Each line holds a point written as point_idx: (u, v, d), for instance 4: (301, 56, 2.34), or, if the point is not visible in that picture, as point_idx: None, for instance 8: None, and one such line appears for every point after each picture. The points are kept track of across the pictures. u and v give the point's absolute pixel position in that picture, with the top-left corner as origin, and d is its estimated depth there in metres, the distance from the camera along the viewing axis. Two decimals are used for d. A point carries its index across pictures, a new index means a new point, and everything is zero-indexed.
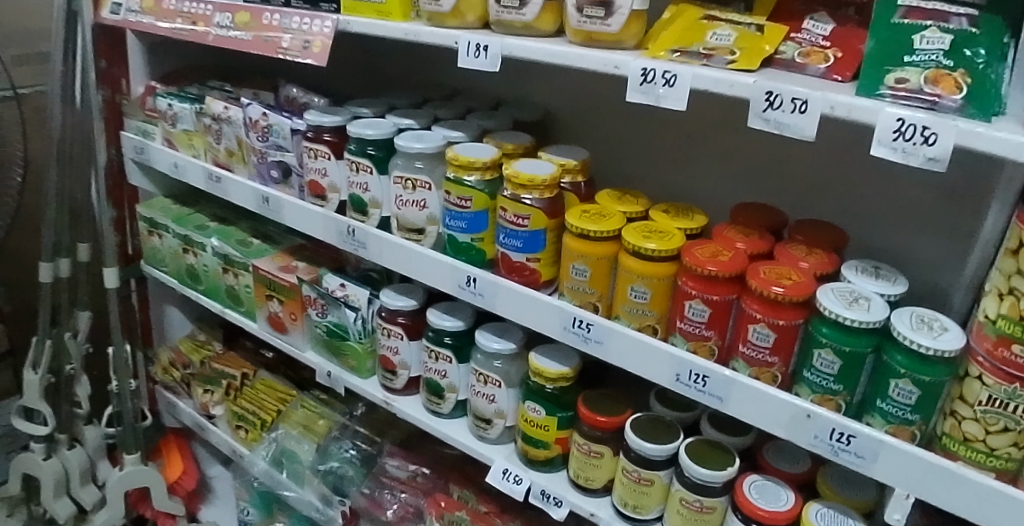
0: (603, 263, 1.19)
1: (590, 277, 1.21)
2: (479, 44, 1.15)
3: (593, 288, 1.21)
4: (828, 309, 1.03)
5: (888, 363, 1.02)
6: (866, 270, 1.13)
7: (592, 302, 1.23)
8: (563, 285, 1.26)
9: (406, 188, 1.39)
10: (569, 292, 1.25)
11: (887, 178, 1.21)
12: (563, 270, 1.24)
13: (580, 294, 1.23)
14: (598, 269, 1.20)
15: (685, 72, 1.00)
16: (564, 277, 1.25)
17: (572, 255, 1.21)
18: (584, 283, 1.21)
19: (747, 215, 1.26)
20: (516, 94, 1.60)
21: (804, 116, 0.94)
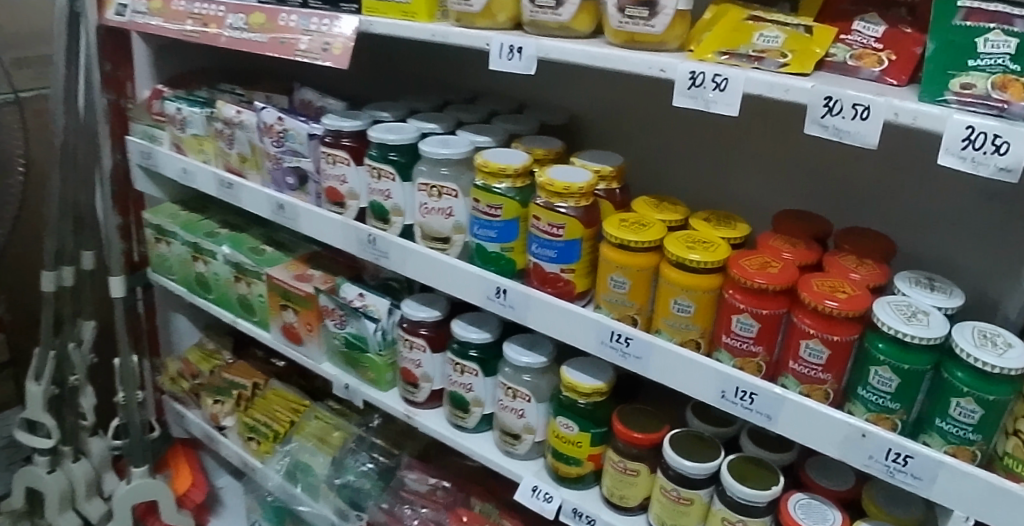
0: (643, 275, 1.14)
1: (630, 289, 1.15)
2: (512, 46, 1.09)
3: (633, 300, 1.16)
4: (885, 324, 0.97)
5: (948, 381, 0.96)
6: (920, 283, 1.08)
7: (631, 316, 1.17)
8: (599, 298, 1.20)
9: (431, 195, 1.32)
10: (605, 305, 1.19)
11: (938, 184, 1.16)
12: (600, 282, 1.19)
13: (618, 307, 1.17)
14: (638, 281, 1.14)
15: (736, 75, 0.93)
16: (601, 289, 1.19)
17: (610, 267, 1.15)
18: (623, 296, 1.16)
19: (790, 222, 1.20)
20: (542, 97, 1.55)
21: (866, 123, 0.86)
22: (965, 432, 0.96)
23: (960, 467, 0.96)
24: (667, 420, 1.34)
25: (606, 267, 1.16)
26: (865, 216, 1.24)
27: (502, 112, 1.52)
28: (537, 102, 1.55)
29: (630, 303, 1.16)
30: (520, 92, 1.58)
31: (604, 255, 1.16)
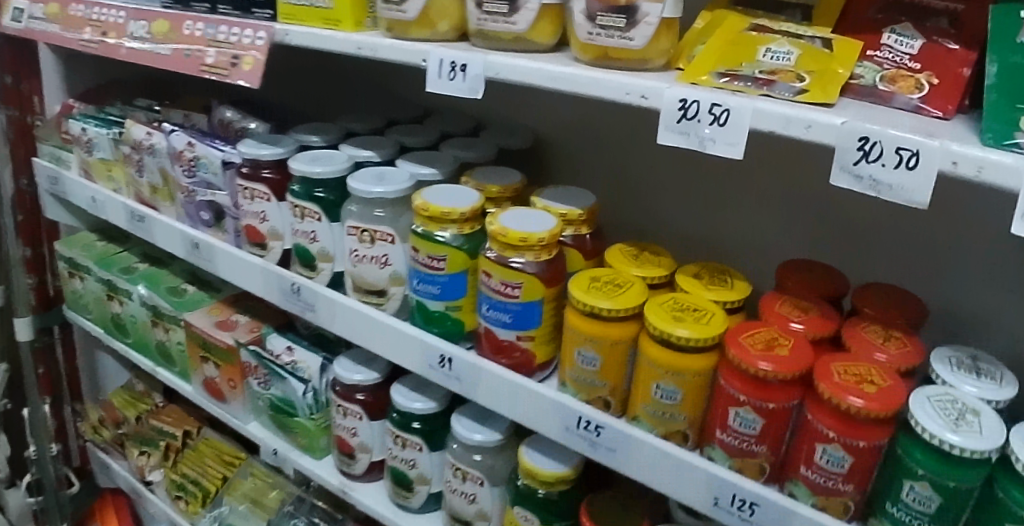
0: (618, 350, 0.90)
1: (601, 366, 0.91)
2: (452, 62, 0.85)
3: (605, 380, 0.92)
4: (925, 430, 0.73)
5: (1001, 501, 0.74)
6: (963, 366, 0.83)
7: (603, 398, 0.94)
8: (563, 374, 0.96)
9: (362, 240, 1.08)
10: (571, 383, 0.95)
11: (980, 234, 0.93)
12: (564, 356, 0.95)
13: (587, 389, 0.94)
14: (612, 357, 0.90)
15: (741, 105, 0.69)
16: (565, 363, 0.95)
17: (576, 338, 0.92)
18: (593, 374, 0.92)
19: (796, 276, 0.95)
20: (504, 116, 1.31)
21: (914, 174, 0.64)
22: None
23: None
24: (644, 512, 1.10)
25: (573, 339, 0.92)
26: (890, 269, 1.01)
27: (454, 134, 1.28)
28: (498, 121, 1.32)
29: (602, 384, 0.93)
30: (479, 109, 1.34)
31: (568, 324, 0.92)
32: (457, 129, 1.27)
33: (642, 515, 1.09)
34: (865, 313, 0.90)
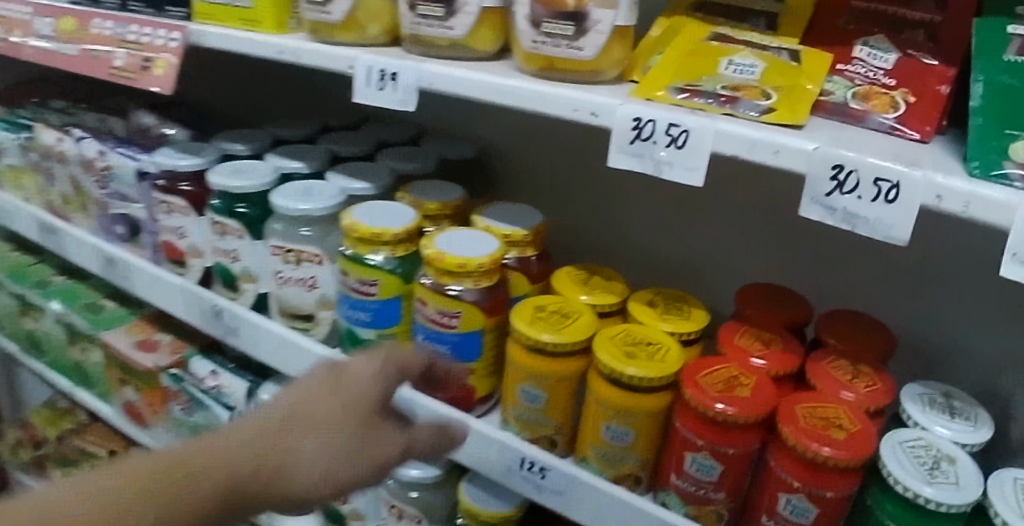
0: (565, 386, 0.81)
1: (547, 403, 0.82)
2: (383, 70, 0.76)
3: (551, 419, 0.83)
4: (892, 477, 0.65)
5: None
6: (935, 405, 0.74)
7: (551, 437, 0.84)
8: (507, 410, 0.86)
9: (287, 261, 0.97)
10: (516, 421, 0.85)
11: (963, 265, 0.84)
12: (508, 391, 0.85)
13: (534, 427, 0.84)
14: (559, 394, 0.81)
15: (702, 125, 0.62)
16: (509, 399, 0.85)
17: (519, 373, 0.82)
18: (537, 412, 0.83)
19: (758, 302, 0.87)
20: (444, 124, 1.19)
21: (892, 208, 0.57)
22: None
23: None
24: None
25: (515, 373, 0.82)
26: (865, 299, 0.91)
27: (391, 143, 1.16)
28: (434, 134, 1.18)
29: (549, 423, 0.83)
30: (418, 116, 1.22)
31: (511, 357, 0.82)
32: (394, 136, 1.15)
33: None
34: (829, 344, 0.82)
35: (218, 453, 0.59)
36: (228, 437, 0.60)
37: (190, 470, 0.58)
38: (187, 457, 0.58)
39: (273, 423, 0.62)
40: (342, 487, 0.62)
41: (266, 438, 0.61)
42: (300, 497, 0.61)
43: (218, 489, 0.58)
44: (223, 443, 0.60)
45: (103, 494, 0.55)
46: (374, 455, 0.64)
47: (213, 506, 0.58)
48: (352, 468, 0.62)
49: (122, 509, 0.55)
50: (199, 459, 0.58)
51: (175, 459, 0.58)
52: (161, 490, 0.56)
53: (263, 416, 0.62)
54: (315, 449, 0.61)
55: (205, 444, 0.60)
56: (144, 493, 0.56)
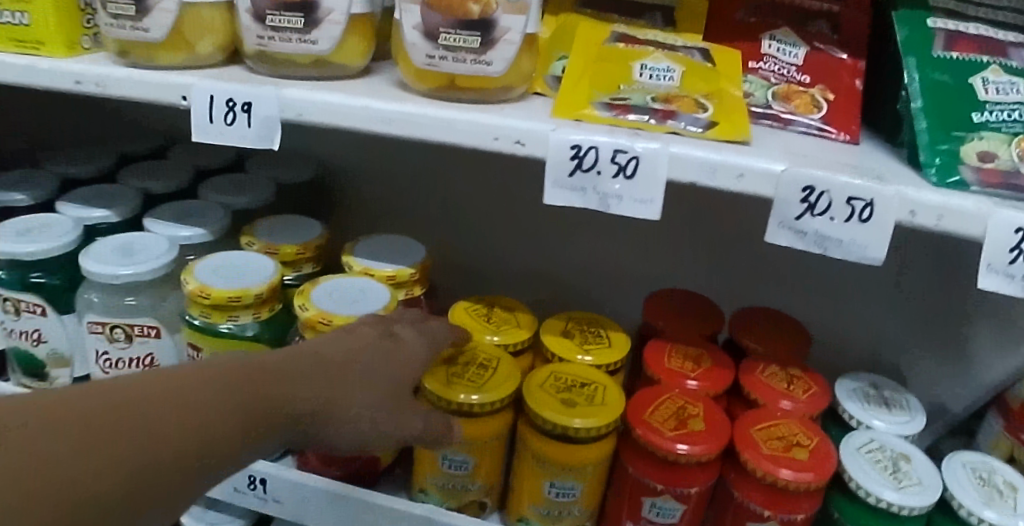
0: (493, 446, 0.69)
1: (475, 468, 0.70)
2: (229, 100, 0.59)
3: (478, 484, 0.71)
4: (857, 484, 0.62)
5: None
6: (871, 400, 0.71)
7: (478, 502, 0.72)
8: (421, 481, 0.72)
9: (111, 340, 0.73)
10: (434, 492, 0.72)
11: None
12: (421, 462, 0.72)
13: (457, 497, 0.72)
14: (486, 456, 0.70)
15: (653, 152, 0.53)
16: (424, 470, 0.71)
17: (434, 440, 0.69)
18: (463, 479, 0.70)
19: (670, 313, 0.81)
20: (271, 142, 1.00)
21: (866, 228, 0.53)
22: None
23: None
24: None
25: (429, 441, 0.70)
26: (763, 289, 0.89)
27: (208, 171, 0.95)
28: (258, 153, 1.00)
29: (477, 489, 0.71)
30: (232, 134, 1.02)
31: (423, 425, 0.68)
32: (211, 161, 0.95)
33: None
34: (750, 348, 0.77)
35: (285, 381, 0.56)
36: (304, 367, 0.58)
37: (258, 379, 0.55)
38: (256, 376, 0.55)
39: (337, 357, 0.59)
40: (386, 442, 0.60)
41: (324, 375, 0.58)
42: (352, 436, 0.59)
43: (287, 419, 0.55)
44: (291, 380, 0.56)
45: (179, 385, 0.51)
46: (411, 433, 0.61)
47: (280, 408, 0.55)
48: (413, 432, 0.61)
49: (187, 413, 0.51)
50: (263, 385, 0.55)
51: (246, 374, 0.55)
52: (233, 395, 0.53)
53: (326, 351, 0.60)
54: (373, 402, 0.59)
55: (277, 365, 0.57)
56: (213, 406, 0.52)
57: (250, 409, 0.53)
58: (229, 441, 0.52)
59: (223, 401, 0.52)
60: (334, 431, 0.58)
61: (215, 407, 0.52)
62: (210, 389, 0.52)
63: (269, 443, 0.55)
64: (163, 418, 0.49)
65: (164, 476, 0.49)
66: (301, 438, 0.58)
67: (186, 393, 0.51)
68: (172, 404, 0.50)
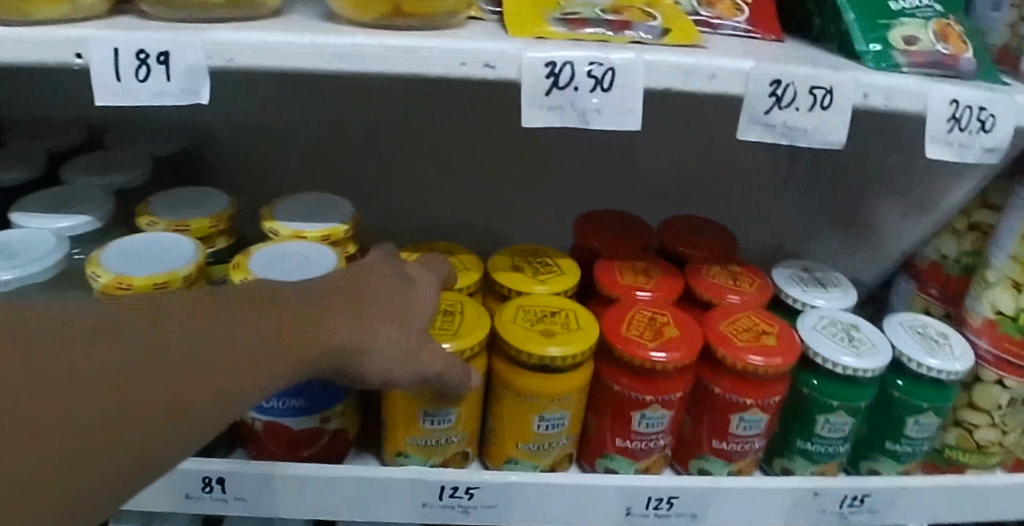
0: (474, 391, 0.67)
1: (459, 418, 0.68)
2: (140, 52, 0.50)
3: (460, 434, 0.69)
4: (823, 357, 0.68)
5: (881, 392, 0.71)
6: (807, 282, 0.78)
7: (462, 452, 0.71)
8: (398, 444, 0.69)
9: None
10: (414, 451, 0.69)
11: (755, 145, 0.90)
12: (397, 423, 0.68)
13: (439, 451, 0.69)
14: (468, 403, 0.68)
15: (626, 62, 0.52)
16: (403, 431, 0.68)
17: (412, 398, 0.66)
18: (448, 431, 0.68)
19: (604, 233, 0.82)
20: (127, 114, 0.86)
21: (828, 114, 0.55)
22: (920, 449, 0.72)
23: (936, 485, 0.73)
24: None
25: (407, 398, 0.66)
26: (676, 200, 0.92)
27: (62, 152, 0.82)
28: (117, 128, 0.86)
29: (460, 439, 0.69)
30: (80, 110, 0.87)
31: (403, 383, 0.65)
32: (61, 141, 0.81)
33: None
34: (685, 255, 0.81)
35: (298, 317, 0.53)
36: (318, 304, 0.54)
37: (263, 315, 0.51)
38: (268, 313, 0.52)
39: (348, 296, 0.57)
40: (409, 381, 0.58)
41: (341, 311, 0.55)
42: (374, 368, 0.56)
43: (314, 354, 0.52)
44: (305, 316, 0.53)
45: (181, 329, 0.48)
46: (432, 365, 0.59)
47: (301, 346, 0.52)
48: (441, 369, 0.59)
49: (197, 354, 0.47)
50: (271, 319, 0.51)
51: (255, 311, 0.51)
52: (246, 331, 0.50)
53: (335, 292, 0.56)
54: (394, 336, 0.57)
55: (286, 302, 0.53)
56: (231, 343, 0.49)
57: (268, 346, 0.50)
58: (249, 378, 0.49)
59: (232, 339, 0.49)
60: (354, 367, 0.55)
61: (230, 340, 0.49)
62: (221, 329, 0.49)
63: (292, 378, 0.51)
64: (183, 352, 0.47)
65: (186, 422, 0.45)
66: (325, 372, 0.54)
67: (192, 333, 0.48)
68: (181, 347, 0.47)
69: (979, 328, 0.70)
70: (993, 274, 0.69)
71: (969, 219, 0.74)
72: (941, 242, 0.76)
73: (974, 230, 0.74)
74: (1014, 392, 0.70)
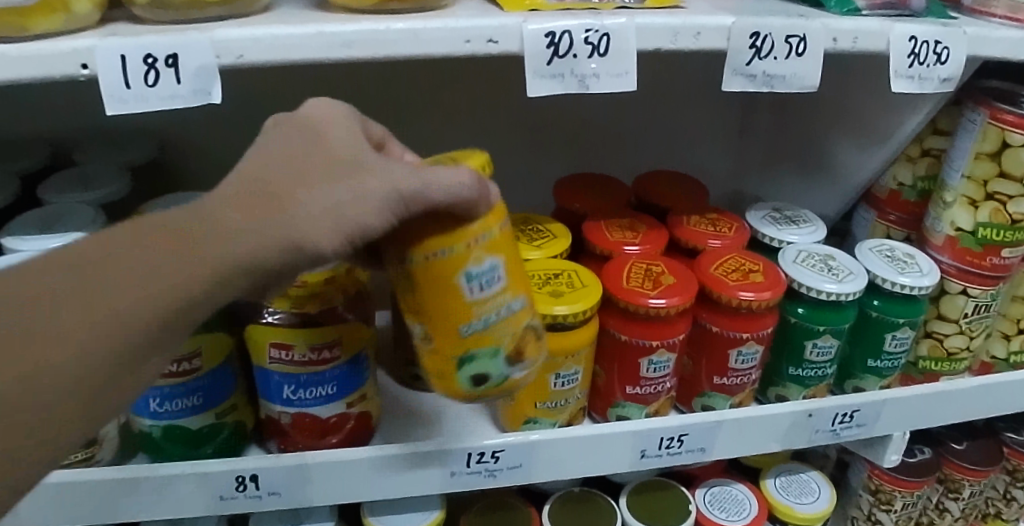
0: (508, 232, 0.54)
1: (508, 275, 0.54)
2: (147, 56, 0.50)
3: (522, 297, 0.56)
4: (806, 286, 0.73)
5: (859, 314, 0.79)
6: (780, 220, 0.84)
7: (532, 325, 0.57)
8: (456, 346, 0.54)
9: None
10: (479, 345, 0.54)
11: (717, 99, 0.94)
12: (443, 319, 0.53)
13: (508, 328, 0.55)
14: (507, 249, 0.54)
15: (620, 26, 0.56)
16: (455, 323, 0.53)
17: (450, 268, 0.51)
18: (502, 298, 0.54)
19: (582, 193, 0.83)
20: (83, 125, 0.81)
21: (802, 61, 0.60)
22: (898, 362, 0.80)
23: (918, 393, 0.82)
24: (519, 496, 0.86)
25: (444, 271, 0.51)
26: (644, 159, 0.96)
27: (32, 175, 0.75)
28: (75, 139, 0.81)
29: (522, 306, 0.56)
30: (25, 126, 0.79)
31: (425, 226, 0.50)
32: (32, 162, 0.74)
33: (523, 502, 0.85)
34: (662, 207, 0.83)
35: (198, 265, 0.42)
36: (217, 224, 0.43)
37: (155, 273, 0.41)
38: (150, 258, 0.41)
39: (253, 187, 0.44)
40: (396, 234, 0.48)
41: (247, 222, 0.43)
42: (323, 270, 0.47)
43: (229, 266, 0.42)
44: (208, 257, 0.42)
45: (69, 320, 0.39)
46: (412, 198, 0.46)
47: (217, 297, 0.43)
48: (427, 191, 0.47)
49: (95, 367, 0.40)
50: (165, 277, 0.41)
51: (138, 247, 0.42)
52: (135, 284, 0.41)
53: (255, 169, 0.45)
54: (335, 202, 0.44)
55: (177, 238, 0.42)
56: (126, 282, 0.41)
57: (179, 317, 0.42)
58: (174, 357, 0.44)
59: (133, 327, 0.41)
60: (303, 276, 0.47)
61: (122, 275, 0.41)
62: (113, 316, 0.40)
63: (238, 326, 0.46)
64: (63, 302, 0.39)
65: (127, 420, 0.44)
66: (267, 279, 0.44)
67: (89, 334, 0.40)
68: (73, 360, 0.39)
69: (941, 246, 0.80)
70: (949, 195, 0.78)
71: (920, 145, 0.83)
72: (897, 169, 0.85)
73: (927, 155, 0.83)
74: (977, 301, 0.80)
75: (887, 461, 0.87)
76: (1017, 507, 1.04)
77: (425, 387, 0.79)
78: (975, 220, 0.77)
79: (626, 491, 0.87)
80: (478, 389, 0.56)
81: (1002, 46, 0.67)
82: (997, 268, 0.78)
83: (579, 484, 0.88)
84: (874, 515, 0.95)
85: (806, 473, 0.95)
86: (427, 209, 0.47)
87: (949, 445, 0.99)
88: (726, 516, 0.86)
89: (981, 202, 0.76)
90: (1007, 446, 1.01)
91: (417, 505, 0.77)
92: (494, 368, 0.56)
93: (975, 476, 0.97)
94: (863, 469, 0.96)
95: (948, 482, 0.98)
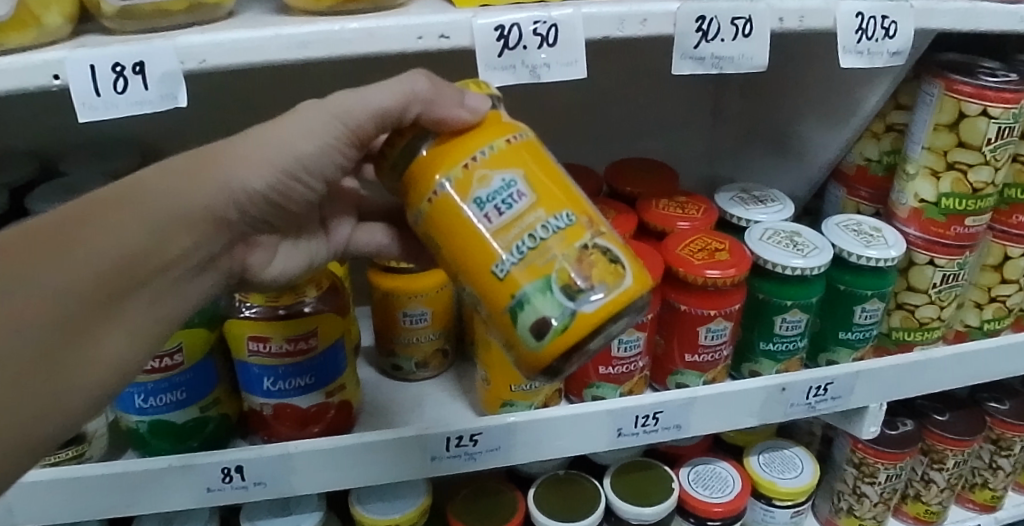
0: (522, 145, 0.50)
1: (532, 192, 0.48)
2: (115, 65, 0.53)
3: (563, 212, 0.49)
4: (772, 262, 0.75)
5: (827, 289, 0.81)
6: (748, 201, 0.86)
7: (595, 244, 0.49)
8: (500, 291, 0.48)
9: None
10: (523, 280, 0.47)
11: (686, 84, 0.96)
12: (472, 264, 0.49)
13: (553, 248, 0.48)
14: (525, 161, 0.49)
15: (568, 17, 0.58)
16: (485, 265, 0.48)
17: (456, 197, 0.48)
18: (531, 218, 0.48)
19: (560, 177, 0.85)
20: (71, 138, 0.84)
21: (749, 42, 0.63)
22: (869, 334, 0.82)
23: (891, 363, 0.84)
24: (506, 480, 0.89)
25: (452, 202, 0.48)
26: (619, 147, 0.98)
27: (21, 187, 0.77)
28: (63, 151, 0.84)
29: (568, 223, 0.48)
30: (16, 140, 0.83)
31: (419, 149, 0.51)
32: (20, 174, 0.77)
33: (509, 487, 0.87)
34: (634, 194, 0.85)
35: (146, 218, 0.44)
36: (154, 183, 0.45)
37: (103, 233, 0.43)
38: (128, 227, 0.44)
39: (197, 156, 0.47)
40: (351, 154, 0.52)
41: (182, 173, 0.46)
42: (263, 221, 0.51)
43: (190, 227, 0.47)
44: (156, 212, 0.45)
45: (70, 294, 0.41)
46: (349, 111, 0.50)
47: (163, 250, 0.45)
48: (364, 101, 0.50)
49: (58, 321, 0.41)
50: (111, 233, 0.43)
51: (112, 217, 0.43)
52: (122, 253, 0.43)
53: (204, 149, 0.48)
54: (278, 169, 0.48)
55: (116, 197, 0.44)
56: (113, 253, 0.43)
57: (143, 272, 0.45)
58: (132, 322, 0.45)
59: (86, 283, 0.42)
60: (236, 236, 0.51)
61: (108, 245, 0.43)
62: (78, 275, 0.42)
63: (188, 298, 0.49)
64: (67, 280, 0.41)
65: (96, 401, 0.44)
66: (219, 232, 0.49)
67: (47, 290, 0.40)
68: (36, 315, 0.40)
69: (907, 218, 0.82)
70: (913, 167, 0.80)
71: (884, 121, 0.85)
72: (863, 145, 0.87)
73: (891, 130, 0.85)
74: (945, 271, 0.82)
75: (866, 433, 0.88)
76: (1003, 476, 1.05)
77: (407, 376, 0.81)
78: (938, 192, 0.79)
79: (610, 472, 0.89)
80: (547, 341, 0.47)
81: (952, 18, 0.68)
82: (962, 238, 0.80)
83: (564, 468, 0.90)
84: (858, 488, 0.97)
85: (789, 449, 0.96)
86: (372, 120, 0.50)
87: (933, 416, 1.00)
88: (708, 493, 0.88)
89: (943, 171, 0.78)
90: (990, 415, 1.03)
91: (404, 492, 0.80)
92: (552, 303, 0.47)
93: (959, 446, 0.98)
94: (846, 443, 0.97)
95: (932, 453, 0.99)
